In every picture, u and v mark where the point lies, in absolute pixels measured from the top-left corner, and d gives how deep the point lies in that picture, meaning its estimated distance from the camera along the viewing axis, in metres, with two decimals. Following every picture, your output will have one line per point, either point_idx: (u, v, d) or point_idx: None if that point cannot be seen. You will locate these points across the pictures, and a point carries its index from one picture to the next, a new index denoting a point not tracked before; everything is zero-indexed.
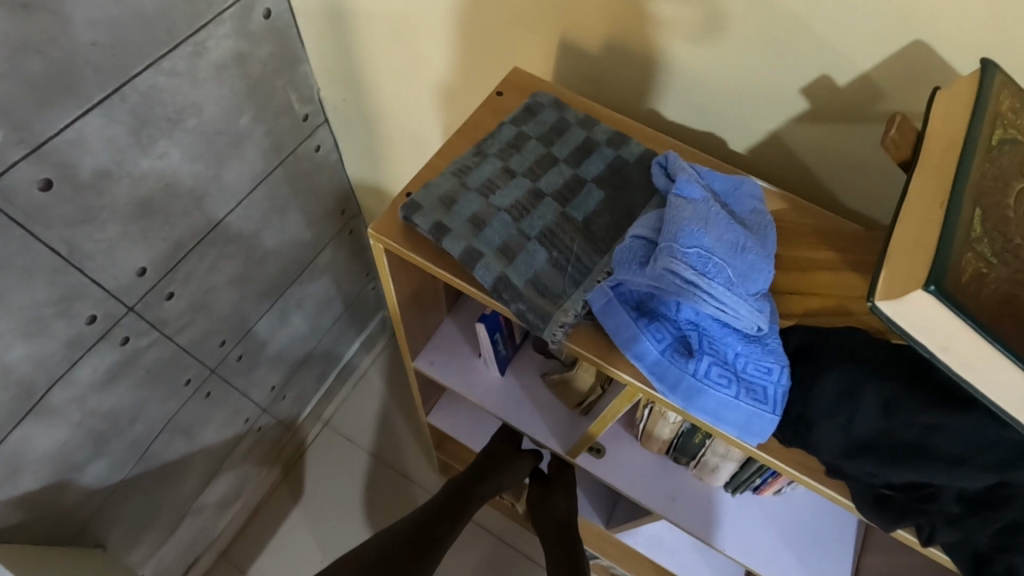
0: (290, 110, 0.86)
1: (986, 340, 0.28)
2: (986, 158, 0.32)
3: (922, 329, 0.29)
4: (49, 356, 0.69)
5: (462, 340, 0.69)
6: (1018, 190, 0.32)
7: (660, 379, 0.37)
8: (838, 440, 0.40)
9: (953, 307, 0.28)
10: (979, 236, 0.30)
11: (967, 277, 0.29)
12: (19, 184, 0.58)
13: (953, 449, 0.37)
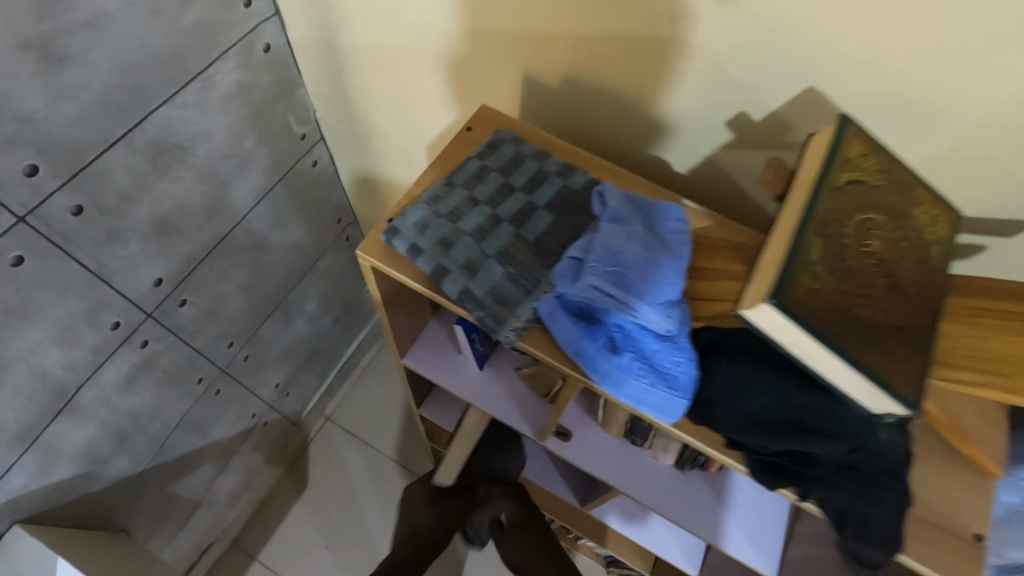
0: (288, 131, 0.94)
1: (817, 339, 0.36)
2: (832, 196, 0.39)
3: (773, 330, 0.37)
4: (79, 360, 0.78)
5: (444, 340, 0.77)
6: (861, 220, 0.40)
7: (593, 371, 0.46)
8: (734, 419, 0.46)
9: (790, 314, 0.35)
10: (818, 258, 0.37)
11: (805, 291, 0.36)
12: (54, 210, 0.66)
13: (820, 423, 0.44)
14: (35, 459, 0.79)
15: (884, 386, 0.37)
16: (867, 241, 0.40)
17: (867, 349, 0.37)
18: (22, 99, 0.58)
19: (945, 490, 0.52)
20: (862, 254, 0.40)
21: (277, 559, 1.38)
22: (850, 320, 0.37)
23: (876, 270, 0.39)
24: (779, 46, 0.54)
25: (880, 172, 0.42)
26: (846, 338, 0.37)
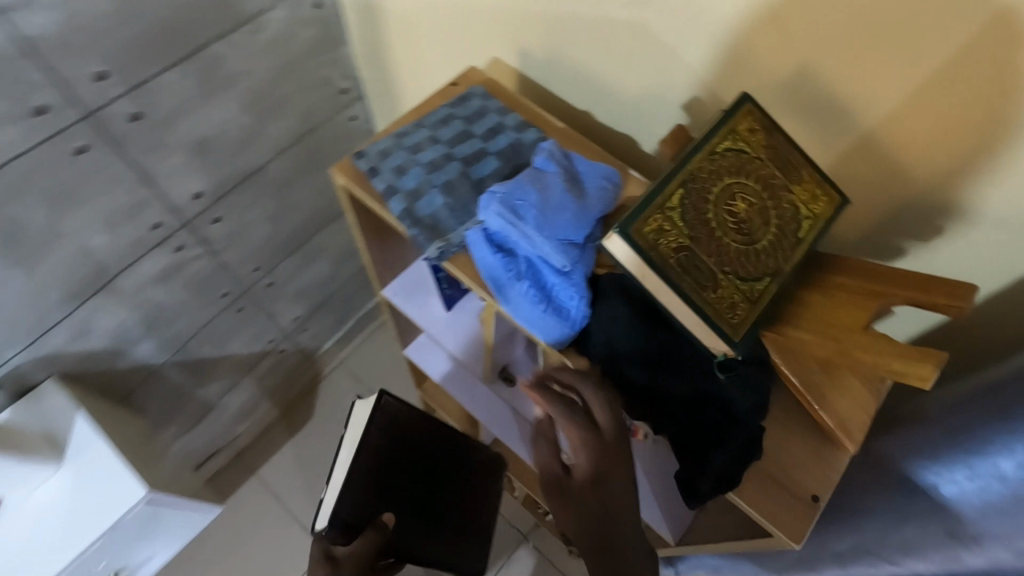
0: (328, 83, 1.06)
1: (654, 271, 0.41)
2: (704, 156, 0.45)
3: (624, 260, 0.42)
4: (121, 247, 0.92)
5: (421, 280, 0.85)
6: (730, 183, 0.45)
7: (499, 294, 0.54)
8: (605, 348, 0.51)
9: (632, 244, 0.41)
10: (675, 205, 0.43)
11: (651, 229, 0.42)
12: (114, 113, 0.78)
13: (676, 362, 0.50)
14: (73, 326, 0.93)
15: (711, 323, 0.42)
16: (733, 202, 0.45)
17: (701, 289, 0.43)
18: (101, 14, 0.71)
19: (798, 459, 0.53)
20: (725, 211, 0.45)
21: (272, 477, 1.51)
22: (692, 262, 0.43)
23: (733, 227, 0.45)
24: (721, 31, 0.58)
25: (766, 147, 0.47)
26: (682, 276, 0.42)
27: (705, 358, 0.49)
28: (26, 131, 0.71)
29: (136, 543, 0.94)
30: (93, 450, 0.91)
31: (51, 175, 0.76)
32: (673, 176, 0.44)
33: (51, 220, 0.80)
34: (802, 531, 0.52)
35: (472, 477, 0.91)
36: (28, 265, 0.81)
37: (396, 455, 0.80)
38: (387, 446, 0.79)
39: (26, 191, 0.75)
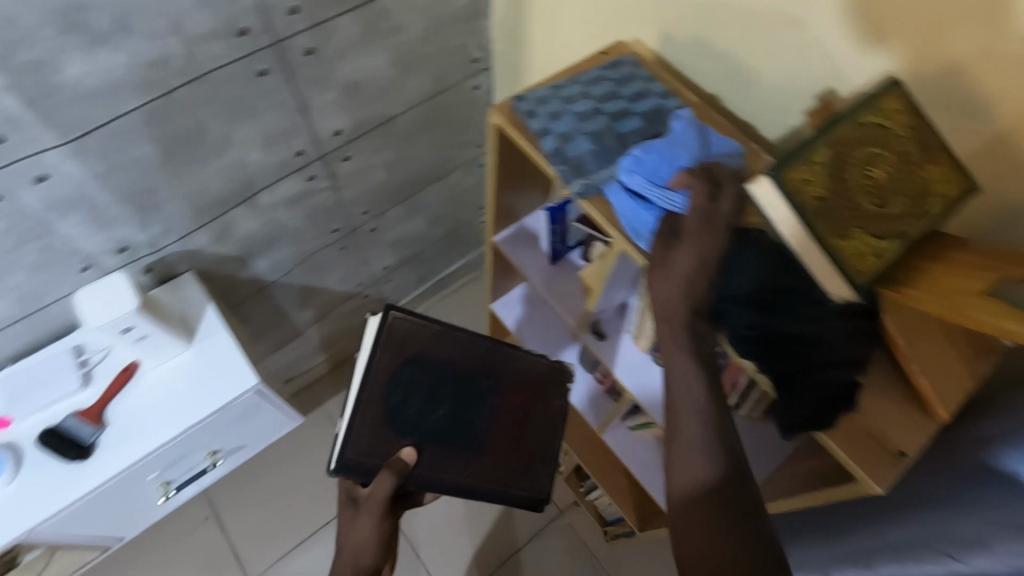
0: (465, 51, 1.16)
1: (795, 214, 0.48)
2: (850, 126, 0.51)
3: (767, 204, 0.49)
4: (268, 167, 1.03)
5: (530, 236, 0.95)
6: (869, 154, 0.52)
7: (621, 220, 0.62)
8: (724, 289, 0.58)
9: (779, 188, 0.48)
10: (819, 163, 0.50)
11: (796, 178, 0.49)
12: (294, 45, 0.90)
13: (796, 303, 0.56)
14: (215, 229, 1.05)
15: (840, 268, 0.48)
16: (870, 170, 0.52)
17: (835, 237, 0.49)
18: None
19: (888, 420, 0.58)
20: (862, 177, 0.51)
21: (336, 410, 1.63)
22: (827, 213, 0.49)
23: (868, 191, 0.51)
24: (873, 31, 0.62)
25: (906, 127, 0.53)
26: (819, 223, 0.49)
27: (823, 302, 0.56)
28: (227, 48, 0.83)
29: (237, 427, 1.04)
30: (215, 340, 1.00)
31: (235, 91, 0.88)
32: (827, 134, 0.51)
33: (224, 130, 0.92)
34: (887, 477, 0.57)
35: (520, 392, 0.89)
36: (197, 167, 0.93)
37: (411, 382, 0.80)
38: (398, 373, 0.79)
39: (213, 101, 0.87)
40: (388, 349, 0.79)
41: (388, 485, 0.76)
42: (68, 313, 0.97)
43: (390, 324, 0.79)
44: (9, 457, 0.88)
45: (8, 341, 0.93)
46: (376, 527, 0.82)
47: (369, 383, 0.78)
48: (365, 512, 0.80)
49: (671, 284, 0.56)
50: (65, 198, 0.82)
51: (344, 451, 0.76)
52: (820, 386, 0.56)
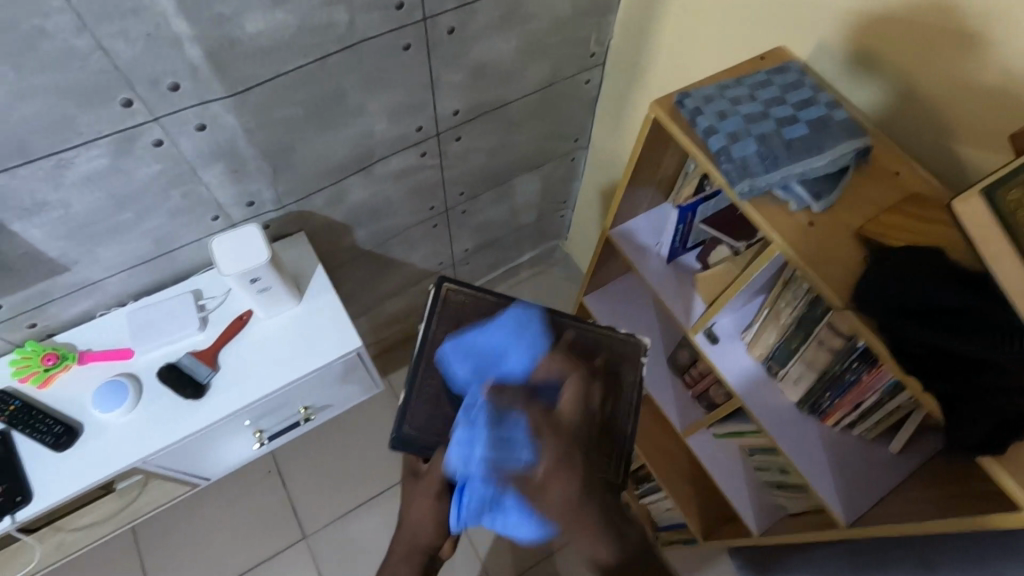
0: (585, 44, 1.17)
1: (1004, 232, 0.48)
2: None
3: (971, 221, 0.50)
4: (390, 139, 1.07)
5: (646, 231, 0.96)
6: None
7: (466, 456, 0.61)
8: (895, 300, 0.55)
9: (992, 206, 0.49)
10: None
11: (1016, 196, 0.48)
12: (440, 23, 0.92)
13: (976, 323, 0.50)
14: (331, 194, 1.09)
15: None
16: None
17: None
18: None
19: None
20: None
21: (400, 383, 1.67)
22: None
23: None
24: None
25: None
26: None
27: (1014, 327, 0.48)
28: (382, 21, 0.85)
29: (332, 385, 1.08)
30: (324, 299, 1.04)
31: (379, 62, 0.91)
32: None
33: (361, 99, 0.95)
34: None
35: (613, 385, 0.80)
36: (330, 132, 0.96)
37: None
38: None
39: (358, 70, 0.90)
40: (448, 322, 0.81)
41: (445, 464, 0.76)
42: (192, 258, 1.01)
43: (444, 296, 0.82)
44: (131, 389, 0.92)
45: (137, 277, 0.98)
46: (434, 509, 0.77)
47: (427, 356, 0.80)
48: (420, 495, 0.78)
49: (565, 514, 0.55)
50: (216, 148, 0.86)
51: (401, 422, 0.77)
52: (997, 414, 0.51)
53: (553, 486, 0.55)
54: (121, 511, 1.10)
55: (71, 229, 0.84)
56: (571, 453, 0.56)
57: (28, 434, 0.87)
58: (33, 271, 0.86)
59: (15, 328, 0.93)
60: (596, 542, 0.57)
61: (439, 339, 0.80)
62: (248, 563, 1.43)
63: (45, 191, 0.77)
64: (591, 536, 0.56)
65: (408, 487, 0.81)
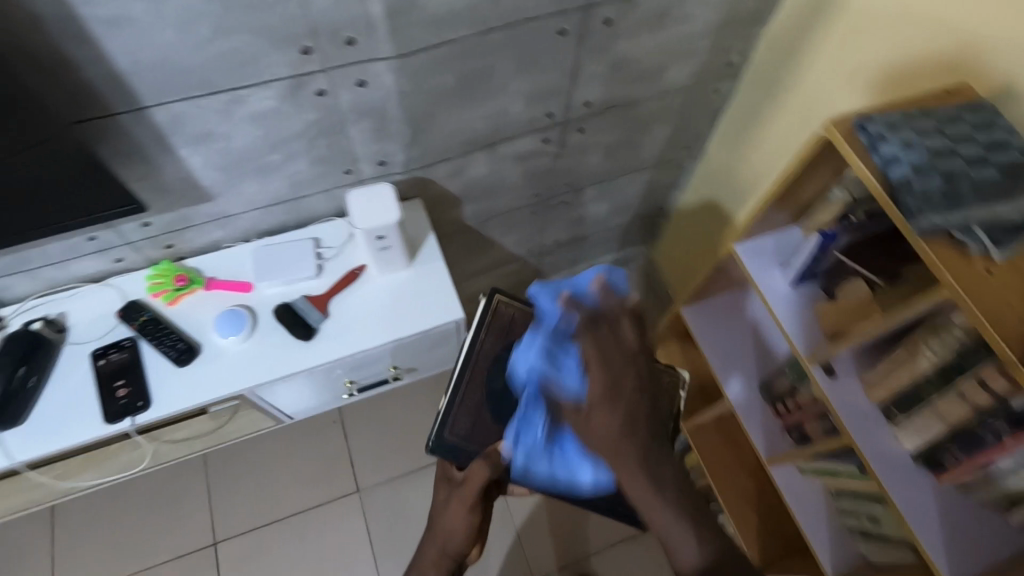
0: (726, 53, 1.15)
1: None
2: None
3: None
4: (521, 121, 1.08)
5: (771, 252, 0.94)
6: None
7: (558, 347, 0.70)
8: None
9: None
10: None
11: None
12: (599, 13, 0.92)
13: None
14: (453, 167, 1.11)
15: None
16: None
17: None
18: None
19: None
20: None
21: None
22: None
23: None
24: None
25: None
26: None
27: None
28: (547, 3, 0.86)
29: (424, 351, 1.11)
30: (432, 267, 1.06)
31: (532, 44, 0.92)
32: None
33: (506, 78, 0.96)
34: None
35: None
36: (470, 105, 0.98)
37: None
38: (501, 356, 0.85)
39: (512, 49, 0.91)
40: (495, 332, 0.85)
41: (483, 473, 0.79)
42: (318, 206, 1.05)
43: (495, 307, 0.85)
44: (248, 319, 0.97)
45: (267, 217, 1.03)
46: (468, 517, 0.82)
47: (472, 363, 0.85)
48: (456, 502, 0.82)
49: (606, 441, 0.59)
50: (368, 105, 0.89)
51: (443, 429, 0.83)
52: None
53: (599, 417, 0.59)
54: (213, 432, 1.16)
55: (228, 162, 0.88)
56: (617, 393, 0.59)
57: (156, 345, 0.94)
58: (184, 195, 0.91)
59: (156, 246, 0.99)
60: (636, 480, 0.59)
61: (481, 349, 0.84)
62: (303, 505, 1.48)
63: (215, 123, 0.81)
64: (631, 470, 0.59)
65: (443, 493, 0.86)
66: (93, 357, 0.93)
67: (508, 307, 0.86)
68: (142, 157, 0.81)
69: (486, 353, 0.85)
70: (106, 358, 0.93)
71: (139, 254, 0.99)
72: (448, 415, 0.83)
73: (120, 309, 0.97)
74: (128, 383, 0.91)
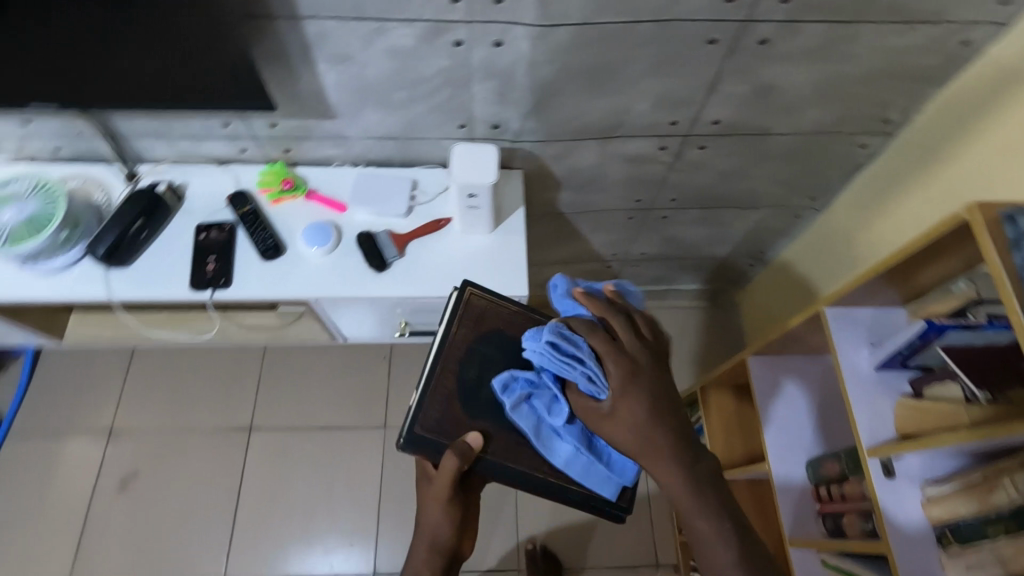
0: (886, 108, 1.05)
1: None
2: None
3: None
4: (642, 123, 1.05)
5: (864, 327, 0.85)
6: None
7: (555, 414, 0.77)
8: None
9: None
10: None
11: None
12: (757, 31, 0.87)
13: None
14: (562, 149, 1.10)
15: None
16: None
17: None
18: None
19: None
20: None
21: None
22: None
23: None
24: None
25: None
26: None
27: None
28: (705, 8, 0.83)
29: None
30: (513, 239, 1.07)
31: (677, 47, 0.89)
32: None
33: (639, 75, 0.94)
34: None
35: None
36: (596, 93, 0.97)
37: (485, 360, 0.84)
38: (471, 349, 0.84)
39: (655, 46, 0.88)
40: (463, 322, 0.85)
41: (452, 466, 0.75)
42: (425, 152, 1.09)
43: (466, 297, 0.87)
44: (333, 236, 1.03)
45: (377, 148, 1.08)
46: (445, 513, 0.78)
47: (444, 354, 0.83)
48: (429, 499, 0.79)
49: (636, 437, 0.67)
50: (498, 67, 0.90)
51: (414, 422, 0.79)
52: None
53: (623, 411, 0.67)
54: (276, 329, 1.24)
55: (356, 87, 0.93)
56: (635, 380, 0.68)
57: (250, 235, 1.02)
58: (311, 108, 0.97)
59: (275, 147, 1.07)
60: (672, 478, 0.66)
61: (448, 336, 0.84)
62: (332, 423, 1.57)
63: (355, 48, 0.86)
64: (672, 460, 0.66)
65: (423, 491, 0.82)
66: (197, 230, 1.03)
67: (474, 298, 0.87)
68: (286, 63, 0.88)
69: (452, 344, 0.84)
70: (207, 234, 1.02)
71: (259, 150, 1.08)
72: (416, 408, 0.80)
73: (230, 194, 1.06)
74: (218, 259, 1.00)
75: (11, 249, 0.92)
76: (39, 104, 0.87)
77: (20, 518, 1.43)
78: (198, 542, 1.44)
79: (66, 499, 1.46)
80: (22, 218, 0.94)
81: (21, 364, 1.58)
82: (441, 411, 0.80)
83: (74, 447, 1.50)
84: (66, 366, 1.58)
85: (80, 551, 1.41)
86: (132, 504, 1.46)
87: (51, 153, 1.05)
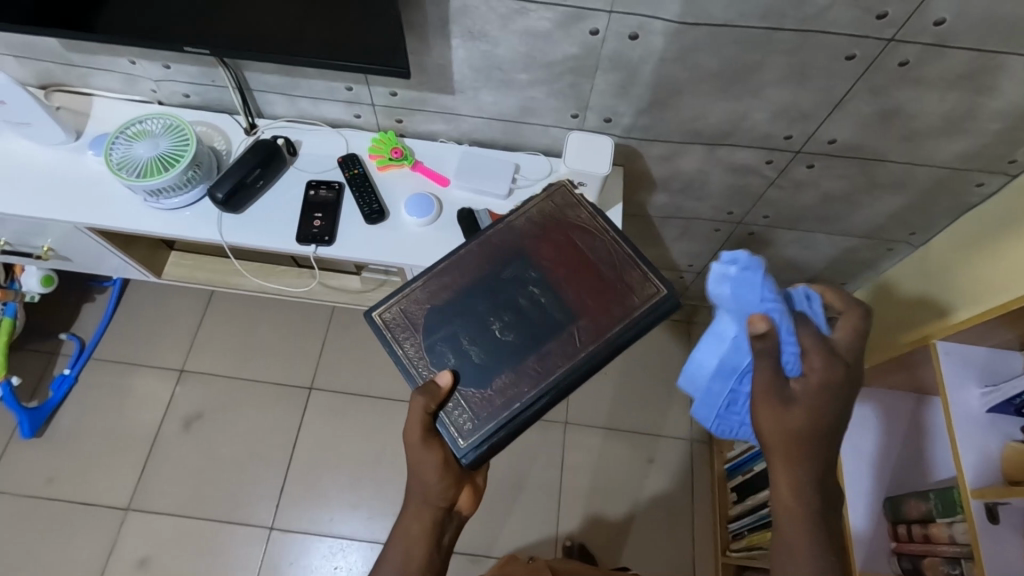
0: (1016, 148, 1.01)
1: None
2: None
3: None
4: (755, 134, 1.04)
5: (978, 367, 0.82)
6: None
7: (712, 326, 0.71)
8: None
9: None
10: None
11: None
12: (899, 52, 0.86)
13: None
14: (668, 150, 1.10)
15: None
16: None
17: None
18: None
19: None
20: None
21: None
22: None
23: None
24: None
25: None
26: None
27: None
28: (853, 20, 0.81)
29: None
30: None
31: (811, 59, 0.88)
32: None
33: (765, 83, 0.93)
34: None
35: (548, 260, 0.91)
36: (717, 98, 0.96)
37: (449, 341, 0.86)
38: (433, 341, 0.86)
39: (791, 56, 0.88)
40: (405, 335, 0.87)
41: (421, 405, 0.79)
42: (530, 136, 1.11)
43: (378, 320, 0.88)
44: (435, 209, 1.05)
45: (485, 128, 1.10)
46: (426, 458, 0.78)
47: (416, 371, 0.84)
48: (408, 449, 0.79)
49: (784, 436, 0.63)
50: (627, 60, 0.91)
51: (462, 443, 0.80)
52: None
53: (785, 478, 0.64)
54: (358, 292, 1.29)
55: (483, 65, 0.95)
56: (801, 453, 0.64)
57: (357, 198, 1.05)
58: (435, 81, 1.00)
59: (389, 116, 1.10)
60: (807, 532, 0.63)
61: (405, 352, 0.86)
62: (387, 393, 1.60)
63: (493, 25, 0.88)
64: (809, 525, 0.63)
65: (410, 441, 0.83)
66: (307, 186, 1.07)
67: (384, 309, 0.88)
68: (425, 33, 0.91)
69: (411, 358, 0.85)
70: (316, 191, 1.06)
71: (373, 117, 1.11)
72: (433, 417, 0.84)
73: (341, 156, 1.10)
74: (324, 217, 1.04)
75: (141, 180, 0.97)
76: (195, 47, 0.93)
77: (92, 441, 1.50)
78: (251, 489, 1.49)
79: (135, 430, 1.52)
80: (155, 153, 0.99)
81: (107, 296, 1.65)
82: (464, 413, 0.81)
83: (147, 382, 1.57)
84: (148, 303, 1.65)
85: (142, 480, 1.48)
86: (194, 443, 1.52)
87: (181, 99, 1.12)
